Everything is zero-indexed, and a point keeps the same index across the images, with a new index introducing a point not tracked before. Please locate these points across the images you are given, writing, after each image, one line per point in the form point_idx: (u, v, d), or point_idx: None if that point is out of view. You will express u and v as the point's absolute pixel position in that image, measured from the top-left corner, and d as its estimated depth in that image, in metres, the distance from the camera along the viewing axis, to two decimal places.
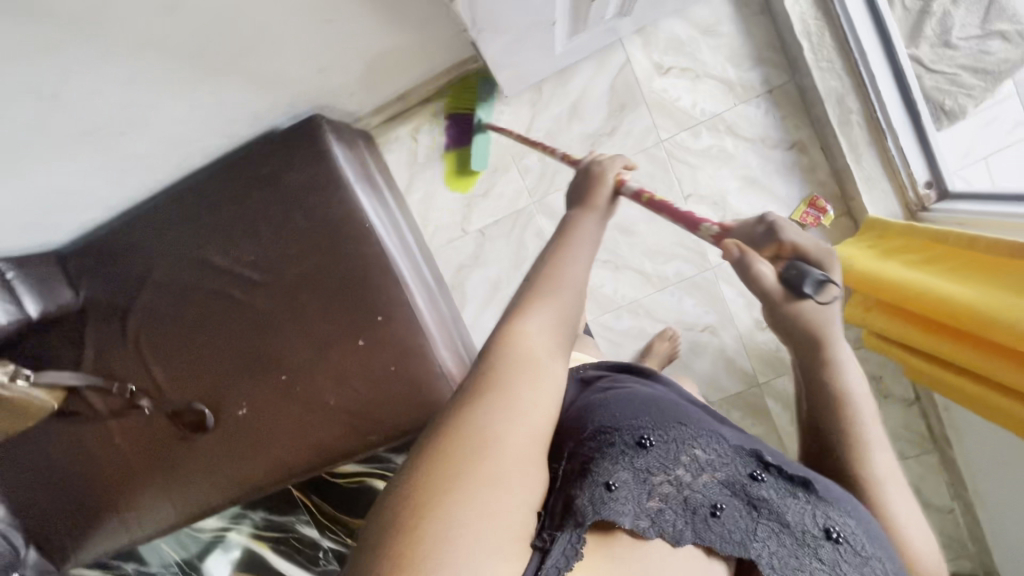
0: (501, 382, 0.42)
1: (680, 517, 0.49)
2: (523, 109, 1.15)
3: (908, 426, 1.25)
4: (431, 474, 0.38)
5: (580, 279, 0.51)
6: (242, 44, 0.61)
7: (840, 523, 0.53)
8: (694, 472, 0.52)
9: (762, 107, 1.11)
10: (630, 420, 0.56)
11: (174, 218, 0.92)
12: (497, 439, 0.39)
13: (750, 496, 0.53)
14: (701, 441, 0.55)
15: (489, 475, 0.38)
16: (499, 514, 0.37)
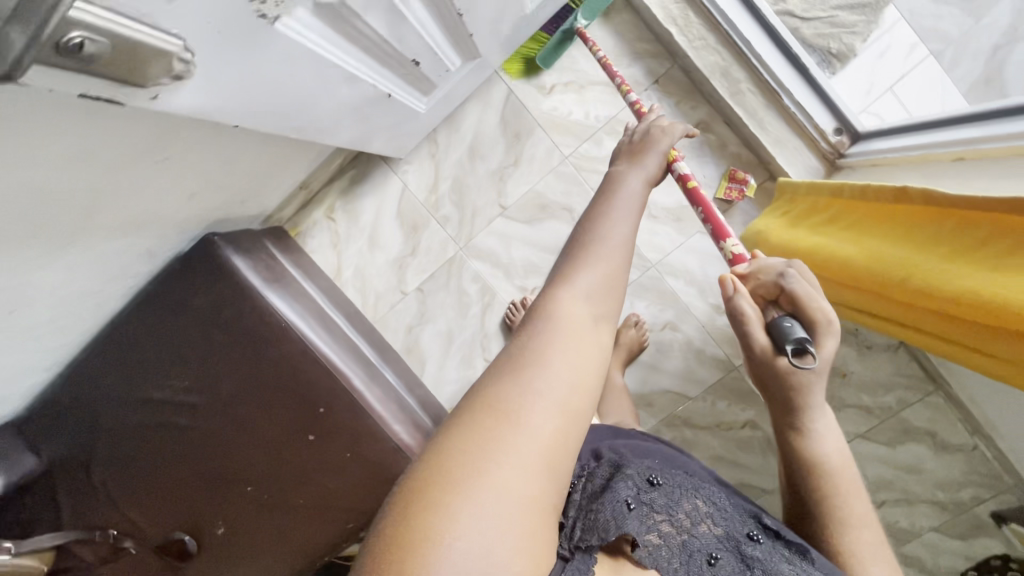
0: (549, 338, 0.44)
1: (679, 557, 0.52)
2: (426, 162, 1.16)
3: (904, 373, 1.19)
4: (478, 414, 0.39)
5: (624, 243, 0.53)
6: (84, 207, 0.63)
7: None
8: (693, 518, 0.57)
9: (654, 98, 1.09)
10: (643, 467, 0.64)
11: (108, 364, 0.94)
12: (540, 387, 0.41)
13: (745, 555, 0.55)
14: (701, 495, 0.61)
15: (524, 430, 0.38)
16: (533, 461, 0.38)
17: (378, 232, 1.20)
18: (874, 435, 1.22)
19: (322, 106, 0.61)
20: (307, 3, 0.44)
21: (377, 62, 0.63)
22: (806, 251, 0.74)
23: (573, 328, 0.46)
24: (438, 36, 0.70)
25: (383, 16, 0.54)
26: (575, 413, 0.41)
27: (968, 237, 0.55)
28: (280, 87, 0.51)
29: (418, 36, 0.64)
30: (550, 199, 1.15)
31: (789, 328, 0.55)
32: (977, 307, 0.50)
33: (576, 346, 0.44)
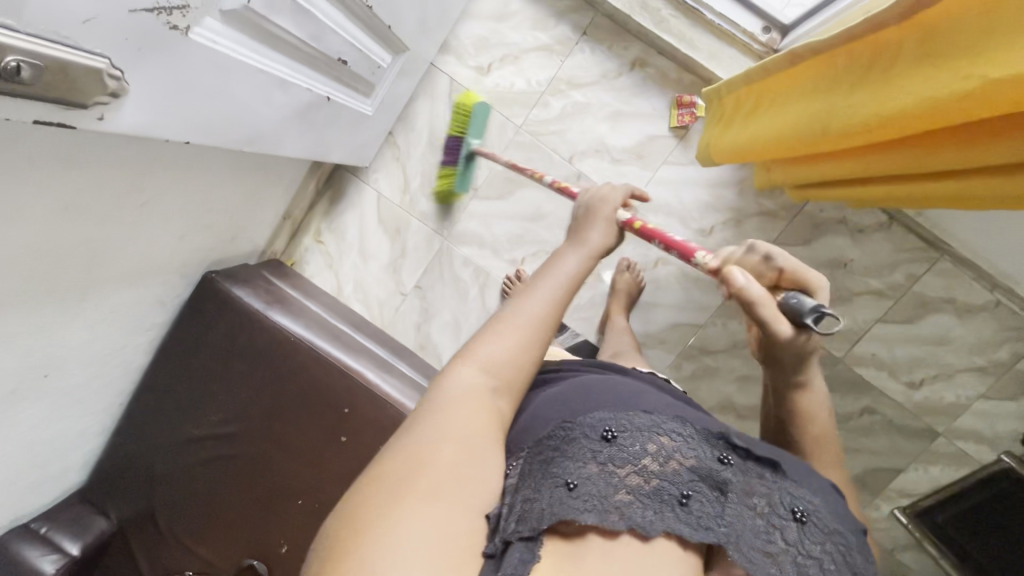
0: (437, 415, 0.48)
1: (648, 507, 0.49)
2: (393, 167, 1.22)
3: (907, 248, 1.17)
4: (371, 493, 0.42)
5: (528, 314, 0.55)
6: (85, 260, 0.70)
7: (806, 503, 0.52)
8: (661, 462, 0.51)
9: (587, 49, 1.14)
10: (595, 412, 0.55)
11: (147, 416, 1.01)
12: (430, 457, 0.44)
13: (716, 480, 0.52)
14: (667, 428, 0.54)
15: (420, 494, 0.41)
16: (433, 521, 0.40)
17: (366, 243, 1.26)
18: (894, 317, 1.21)
19: (264, 114, 0.67)
20: (210, 12, 0.50)
21: (302, 65, 0.70)
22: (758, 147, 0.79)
23: (473, 405, 0.49)
24: (356, 32, 0.76)
25: (290, 16, 0.60)
26: (468, 473, 0.45)
27: (869, 66, 0.60)
28: (216, 98, 0.57)
29: (333, 33, 0.70)
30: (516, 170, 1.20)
31: (797, 302, 0.53)
32: (913, 117, 0.53)
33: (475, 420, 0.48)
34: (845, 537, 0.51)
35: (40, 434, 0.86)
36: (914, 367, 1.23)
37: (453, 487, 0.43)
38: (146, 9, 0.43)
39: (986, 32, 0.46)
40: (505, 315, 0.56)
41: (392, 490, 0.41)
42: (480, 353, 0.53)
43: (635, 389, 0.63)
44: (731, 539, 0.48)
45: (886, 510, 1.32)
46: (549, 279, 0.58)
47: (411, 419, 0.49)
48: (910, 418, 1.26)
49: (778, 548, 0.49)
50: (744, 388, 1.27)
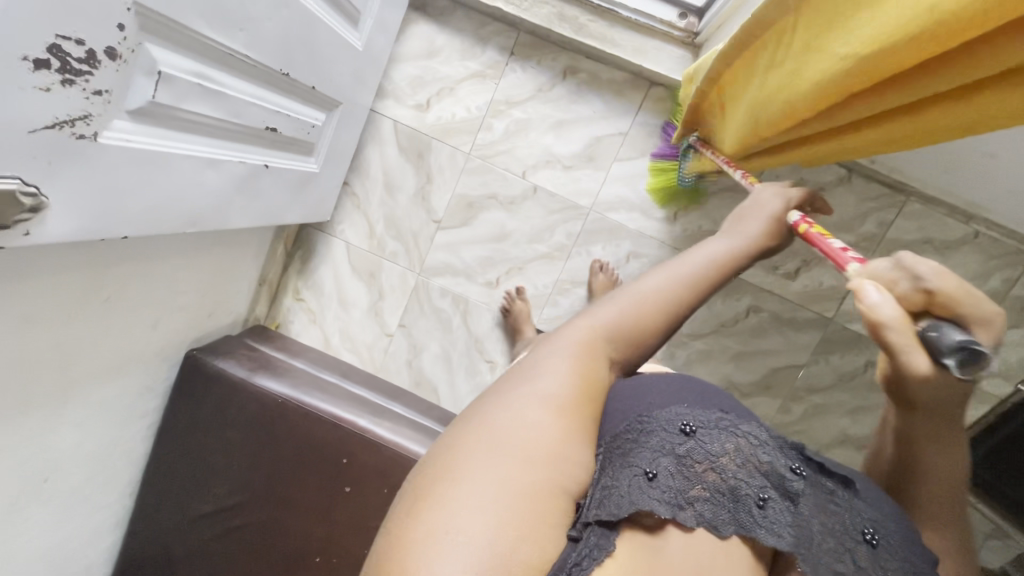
0: (548, 377, 0.48)
1: (723, 508, 0.47)
2: (356, 215, 1.25)
3: (872, 197, 1.16)
4: (469, 439, 0.43)
5: (660, 283, 0.55)
6: (58, 364, 0.73)
7: (876, 525, 0.49)
8: (740, 461, 0.49)
9: (517, 68, 1.16)
10: (672, 404, 0.53)
11: (157, 500, 1.03)
12: (532, 423, 0.44)
13: (791, 490, 0.49)
14: (744, 426, 0.51)
15: (515, 456, 0.42)
16: (519, 484, 0.41)
17: (344, 292, 1.28)
18: None
19: (199, 195, 0.70)
20: (117, 114, 0.53)
21: (229, 141, 0.73)
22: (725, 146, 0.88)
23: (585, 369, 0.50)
24: (278, 100, 0.79)
25: (202, 100, 0.63)
26: (561, 449, 0.45)
27: (778, 53, 0.69)
28: (144, 190, 0.60)
29: (253, 106, 0.73)
30: (474, 195, 1.22)
31: (936, 336, 0.43)
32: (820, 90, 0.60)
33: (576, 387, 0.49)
34: (918, 567, 0.48)
35: (54, 537, 0.88)
36: None
37: (541, 454, 0.43)
38: (46, 126, 0.46)
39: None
40: (638, 285, 0.56)
41: (480, 435, 0.43)
42: (603, 315, 0.53)
43: (710, 385, 0.59)
44: (802, 547, 0.47)
45: None
46: (691, 257, 0.58)
47: (514, 367, 0.51)
48: None
49: (846, 569, 0.47)
50: (741, 365, 1.26)
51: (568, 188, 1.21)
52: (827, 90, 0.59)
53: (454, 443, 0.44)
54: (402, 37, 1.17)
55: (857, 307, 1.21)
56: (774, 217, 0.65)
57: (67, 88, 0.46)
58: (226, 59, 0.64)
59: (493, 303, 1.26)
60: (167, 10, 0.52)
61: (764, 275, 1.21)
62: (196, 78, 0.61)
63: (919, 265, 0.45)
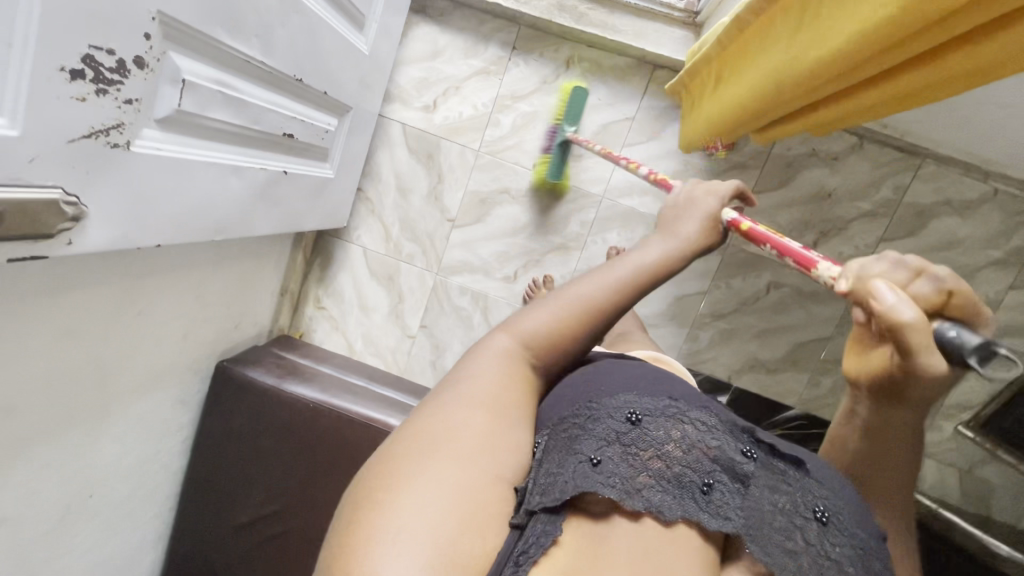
0: (471, 388, 0.52)
1: (670, 493, 0.50)
2: (371, 220, 1.26)
3: (885, 162, 1.15)
4: (401, 448, 0.45)
5: (589, 287, 0.57)
6: (98, 378, 0.75)
7: (832, 506, 0.50)
8: (683, 447, 0.52)
9: (520, 62, 1.18)
10: (624, 394, 0.57)
11: (196, 514, 1.04)
12: (458, 428, 0.47)
13: (739, 473, 0.52)
14: (690, 415, 0.55)
15: (444, 458, 0.44)
16: (455, 480, 0.43)
17: (364, 298, 1.29)
18: (894, 233, 1.18)
19: (224, 203, 0.71)
20: (146, 123, 0.54)
21: (250, 149, 0.74)
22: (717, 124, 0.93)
23: (510, 376, 0.54)
24: (293, 105, 0.81)
25: (224, 108, 0.65)
26: (490, 448, 0.48)
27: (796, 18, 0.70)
28: (174, 198, 0.62)
29: (270, 112, 0.75)
30: (485, 191, 1.23)
31: (958, 338, 0.37)
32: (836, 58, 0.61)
33: (502, 394, 0.52)
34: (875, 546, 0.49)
35: (101, 553, 0.89)
36: None
37: (475, 450, 0.46)
38: (84, 136, 0.47)
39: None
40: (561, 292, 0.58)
41: (417, 437, 0.46)
42: (525, 326, 0.57)
43: (667, 378, 0.64)
44: (751, 529, 0.49)
45: (949, 428, 1.26)
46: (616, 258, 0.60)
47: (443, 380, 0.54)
48: None
49: (801, 549, 0.48)
50: (765, 342, 1.25)
51: (580, 178, 1.21)
52: (844, 57, 0.60)
53: (391, 448, 0.45)
54: (405, 41, 1.19)
55: None
56: (712, 215, 0.61)
57: (101, 97, 0.48)
58: (244, 67, 0.66)
59: (512, 297, 1.26)
60: (189, 18, 0.54)
61: None
62: (218, 86, 0.63)
63: (928, 268, 0.40)
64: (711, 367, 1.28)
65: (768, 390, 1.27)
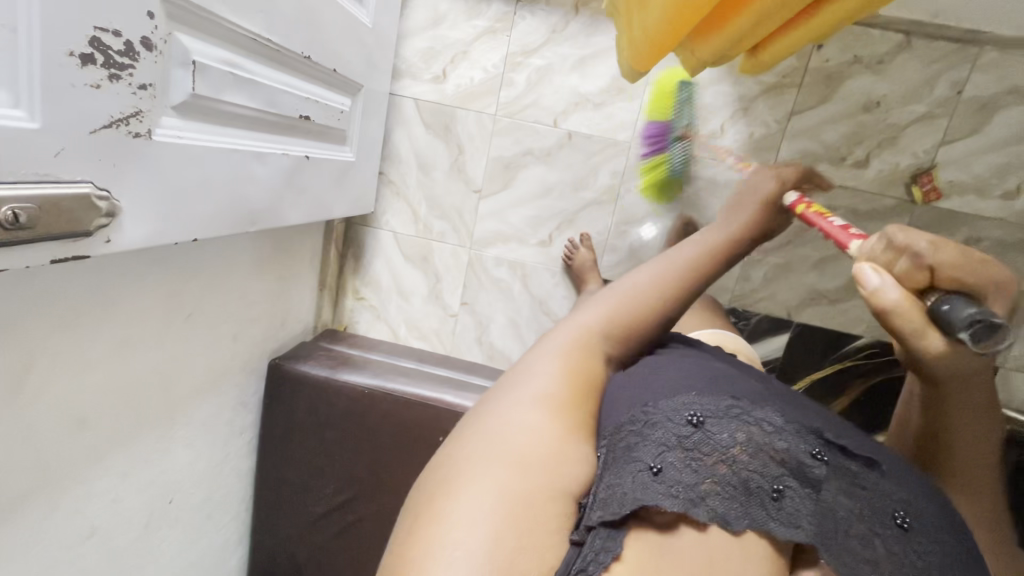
0: (536, 401, 0.59)
1: (737, 500, 0.56)
2: (398, 203, 1.24)
3: (938, 57, 1.05)
4: (465, 452, 0.53)
5: (636, 281, 0.74)
6: (159, 386, 0.75)
7: (903, 508, 0.59)
8: (750, 453, 0.58)
9: (526, 14, 1.12)
10: (685, 403, 0.62)
11: (271, 512, 1.06)
12: (521, 439, 0.54)
13: (807, 475, 0.59)
14: (757, 420, 0.61)
15: (507, 466, 0.51)
16: (513, 484, 0.49)
17: (401, 283, 1.28)
18: (955, 134, 1.08)
19: (253, 193, 0.70)
20: (163, 110, 0.53)
21: (270, 135, 0.72)
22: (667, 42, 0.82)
23: (574, 369, 0.65)
24: (306, 86, 0.79)
25: (237, 91, 0.63)
26: (554, 458, 0.54)
27: None
28: (204, 189, 0.61)
29: (285, 93, 0.73)
30: (509, 155, 1.19)
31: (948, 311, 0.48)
32: None
33: (565, 389, 0.62)
34: (938, 545, 0.58)
35: (187, 555, 0.92)
36: (1002, 176, 1.09)
37: (537, 456, 0.53)
38: (104, 126, 0.46)
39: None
40: (615, 291, 0.74)
41: (492, 437, 0.54)
42: (585, 317, 0.71)
43: (725, 376, 0.71)
44: (821, 536, 0.56)
45: None
46: (665, 257, 0.76)
47: (503, 384, 0.63)
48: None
49: (874, 552, 0.56)
50: (824, 271, 1.18)
51: (604, 128, 1.16)
52: None
53: (459, 447, 0.54)
54: (406, 12, 1.15)
55: (942, 181, 1.11)
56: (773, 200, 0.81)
57: (115, 83, 0.46)
58: (252, 46, 0.64)
59: (550, 261, 1.23)
60: None
61: (831, 170, 1.13)
62: (230, 68, 0.61)
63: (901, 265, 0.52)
64: (767, 306, 1.21)
65: (832, 322, 1.21)
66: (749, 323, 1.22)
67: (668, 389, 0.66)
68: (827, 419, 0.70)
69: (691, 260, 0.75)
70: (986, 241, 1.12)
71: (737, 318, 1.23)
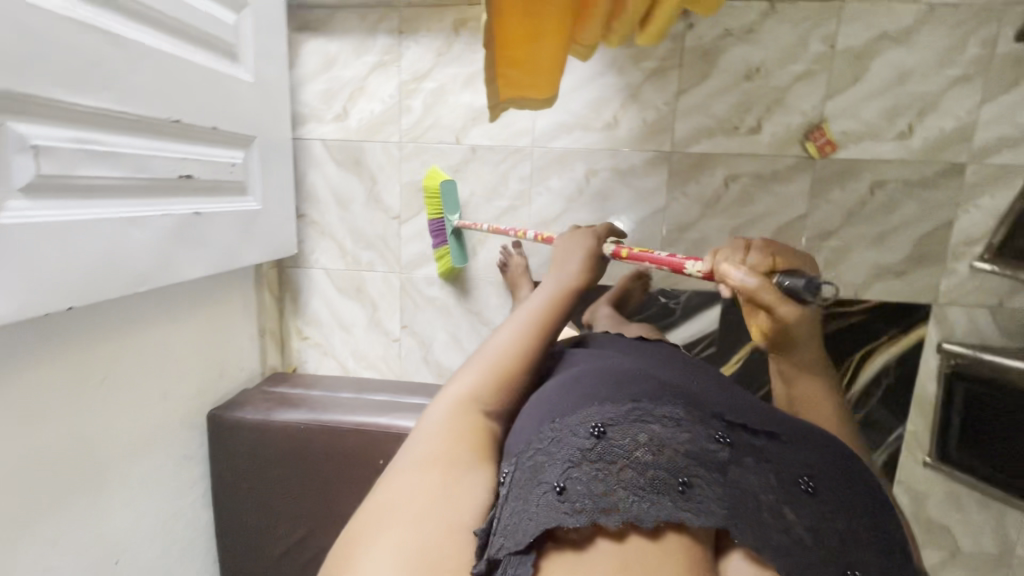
0: (424, 461, 0.63)
1: (648, 500, 0.55)
2: (324, 241, 1.28)
3: (804, 17, 1.09)
4: (359, 533, 0.56)
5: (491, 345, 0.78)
6: (79, 451, 0.79)
7: (809, 474, 0.60)
8: (652, 451, 0.58)
9: (410, 43, 1.18)
10: (589, 415, 0.63)
11: (234, 559, 1.08)
12: (411, 503, 0.58)
13: (711, 462, 0.59)
14: (655, 418, 0.62)
15: (399, 534, 0.55)
16: (406, 547, 0.53)
17: (340, 316, 1.31)
18: (837, 86, 1.11)
19: (136, 255, 0.75)
20: (8, 194, 0.58)
21: (149, 199, 0.77)
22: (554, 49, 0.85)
23: (460, 430, 0.68)
24: (181, 147, 0.83)
25: (94, 164, 0.68)
26: (445, 506, 0.59)
27: None
28: (74, 259, 0.65)
29: (157, 158, 0.78)
30: (420, 177, 1.24)
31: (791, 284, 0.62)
32: None
33: (452, 446, 0.65)
34: (844, 505, 0.59)
35: None
36: (891, 119, 1.12)
37: (427, 512, 0.57)
38: None
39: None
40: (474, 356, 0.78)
41: (389, 502, 0.58)
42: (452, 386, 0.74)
43: (634, 372, 0.71)
44: (736, 515, 0.55)
45: (964, 268, 1.17)
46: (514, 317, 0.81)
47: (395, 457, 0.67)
48: (924, 166, 1.13)
49: (789, 523, 0.56)
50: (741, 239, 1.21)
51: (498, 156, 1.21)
52: None
53: (356, 527, 0.57)
54: (299, 60, 1.21)
55: (835, 133, 1.13)
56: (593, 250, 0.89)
57: None
58: (101, 119, 0.69)
59: (478, 272, 1.26)
60: (10, 85, 0.57)
61: (727, 140, 1.16)
62: (79, 144, 0.66)
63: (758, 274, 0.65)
64: (694, 281, 1.24)
65: None
66: (680, 302, 1.24)
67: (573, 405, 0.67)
68: (738, 400, 0.71)
69: (534, 313, 0.81)
70: (890, 183, 1.14)
71: (667, 298, 1.25)
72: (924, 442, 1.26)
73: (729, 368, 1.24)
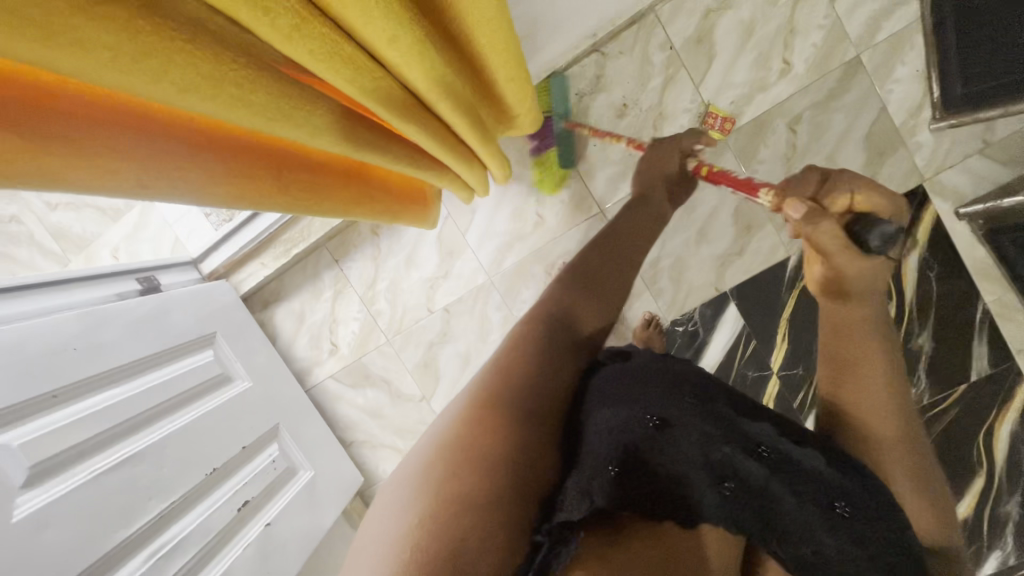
0: (488, 402, 0.57)
1: (684, 495, 0.53)
2: (381, 451, 1.39)
3: (634, 42, 1.14)
4: (421, 458, 0.52)
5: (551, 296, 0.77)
6: None
7: (850, 495, 0.51)
8: (708, 448, 0.54)
9: (349, 263, 1.31)
10: (647, 399, 0.58)
11: None
12: (473, 444, 0.52)
13: (770, 456, 0.54)
14: (712, 415, 0.57)
15: (466, 471, 0.49)
16: (468, 486, 0.48)
17: None
18: (699, 73, 1.15)
19: None
20: None
21: (222, 546, 0.94)
22: (335, 206, 0.74)
23: (526, 378, 0.62)
24: (227, 484, 0.99)
25: (172, 560, 0.84)
26: (506, 457, 0.52)
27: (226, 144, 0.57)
28: None
29: (213, 512, 0.93)
30: (420, 356, 1.34)
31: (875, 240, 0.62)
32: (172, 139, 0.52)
33: (520, 397, 0.60)
34: (893, 519, 0.50)
35: None
36: (765, 65, 1.14)
37: (491, 458, 0.51)
38: None
39: (116, 122, 0.46)
40: (540, 307, 0.76)
41: (438, 449, 0.52)
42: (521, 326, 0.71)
43: (683, 370, 0.64)
44: (773, 518, 0.52)
45: (927, 134, 1.14)
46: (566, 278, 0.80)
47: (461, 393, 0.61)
48: (822, 82, 1.13)
49: (826, 539, 0.50)
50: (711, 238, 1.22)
51: (620, 172, 1.20)
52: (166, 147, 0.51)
53: (419, 456, 0.53)
54: (278, 329, 1.36)
55: (726, 108, 1.16)
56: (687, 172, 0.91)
57: None
58: (161, 522, 0.85)
59: None
60: (86, 563, 0.73)
61: None
62: (154, 556, 0.82)
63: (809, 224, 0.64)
64: (697, 296, 1.26)
65: (756, 266, 1.23)
66: (696, 320, 1.27)
67: (616, 400, 0.59)
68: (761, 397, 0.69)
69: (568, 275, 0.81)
70: (804, 113, 1.15)
71: (683, 323, 1.27)
72: (1014, 302, 1.16)
73: (778, 362, 1.23)
